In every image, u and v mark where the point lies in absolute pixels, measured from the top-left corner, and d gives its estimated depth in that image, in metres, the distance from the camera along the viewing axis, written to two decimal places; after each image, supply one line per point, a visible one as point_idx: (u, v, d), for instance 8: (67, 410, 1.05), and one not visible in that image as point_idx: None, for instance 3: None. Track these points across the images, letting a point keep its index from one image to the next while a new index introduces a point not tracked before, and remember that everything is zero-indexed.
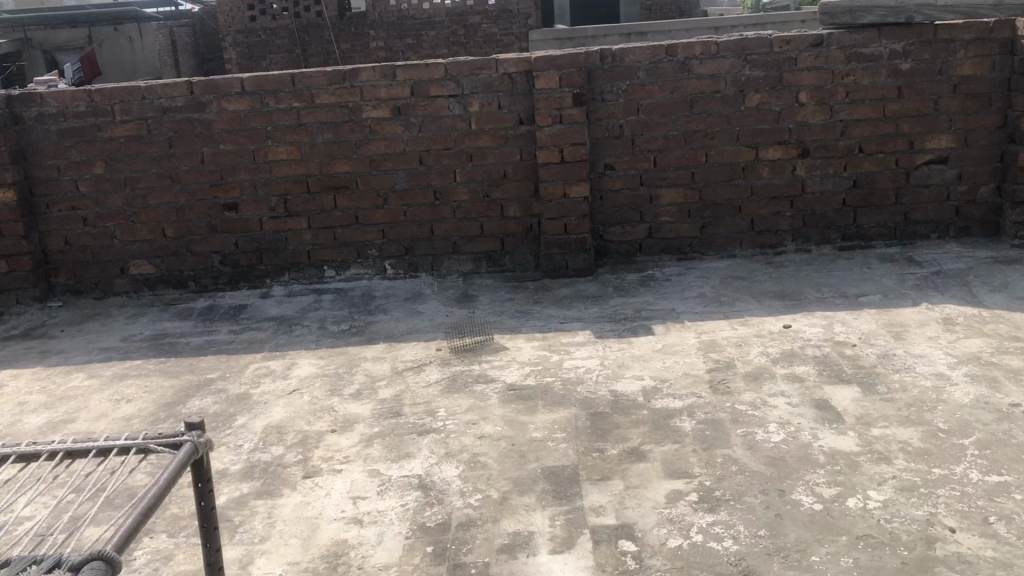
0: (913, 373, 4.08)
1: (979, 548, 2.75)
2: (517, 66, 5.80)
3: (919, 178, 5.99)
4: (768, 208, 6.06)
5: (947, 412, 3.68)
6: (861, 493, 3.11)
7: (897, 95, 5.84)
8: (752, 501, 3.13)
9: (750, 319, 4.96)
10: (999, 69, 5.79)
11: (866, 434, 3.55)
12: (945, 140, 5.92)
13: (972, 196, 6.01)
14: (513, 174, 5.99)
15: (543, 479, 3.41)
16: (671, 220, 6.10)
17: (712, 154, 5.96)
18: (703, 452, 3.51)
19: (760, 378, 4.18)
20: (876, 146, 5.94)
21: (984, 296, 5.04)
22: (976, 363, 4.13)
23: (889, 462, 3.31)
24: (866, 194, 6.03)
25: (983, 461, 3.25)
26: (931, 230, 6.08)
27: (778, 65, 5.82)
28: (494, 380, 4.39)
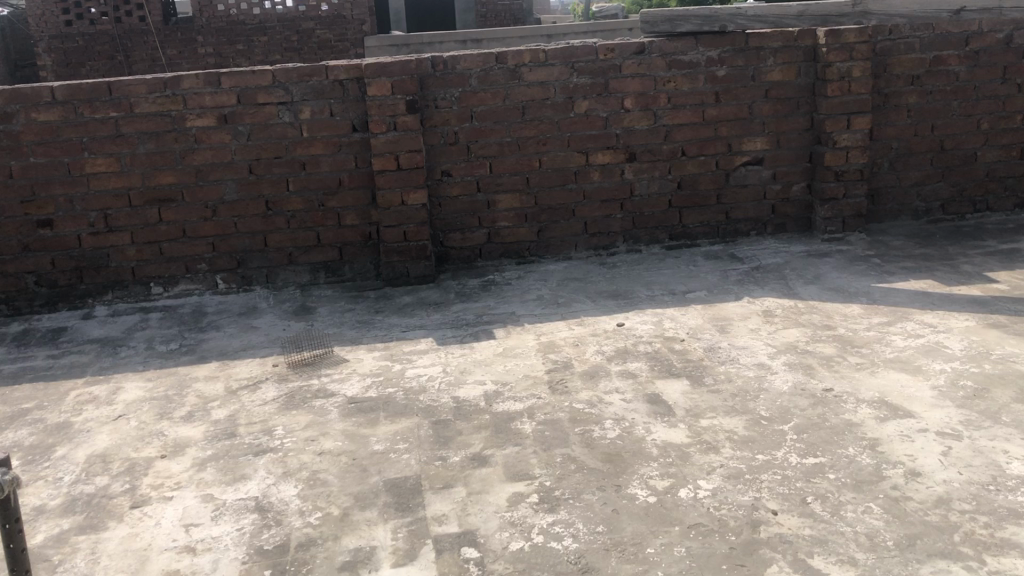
0: (737, 365, 4.29)
1: (798, 527, 2.92)
2: (348, 72, 5.71)
3: (738, 179, 6.32)
4: (600, 211, 6.24)
5: (768, 400, 3.89)
6: (692, 483, 3.24)
7: (715, 100, 6.14)
8: (590, 498, 3.20)
9: (586, 319, 5.09)
10: (805, 75, 6.19)
11: (695, 425, 3.70)
12: (760, 143, 6.26)
13: (786, 194, 6.39)
14: (348, 182, 5.90)
15: (385, 492, 3.37)
16: (509, 225, 6.17)
17: (545, 160, 6.08)
18: (543, 453, 3.56)
19: (596, 376, 4.28)
20: (697, 149, 6.22)
21: (799, 288, 5.37)
22: (793, 352, 4.38)
23: (716, 452, 3.46)
24: (691, 195, 6.30)
25: (801, 445, 3.46)
26: (751, 228, 6.43)
27: (603, 72, 6.00)
28: (334, 394, 4.31)
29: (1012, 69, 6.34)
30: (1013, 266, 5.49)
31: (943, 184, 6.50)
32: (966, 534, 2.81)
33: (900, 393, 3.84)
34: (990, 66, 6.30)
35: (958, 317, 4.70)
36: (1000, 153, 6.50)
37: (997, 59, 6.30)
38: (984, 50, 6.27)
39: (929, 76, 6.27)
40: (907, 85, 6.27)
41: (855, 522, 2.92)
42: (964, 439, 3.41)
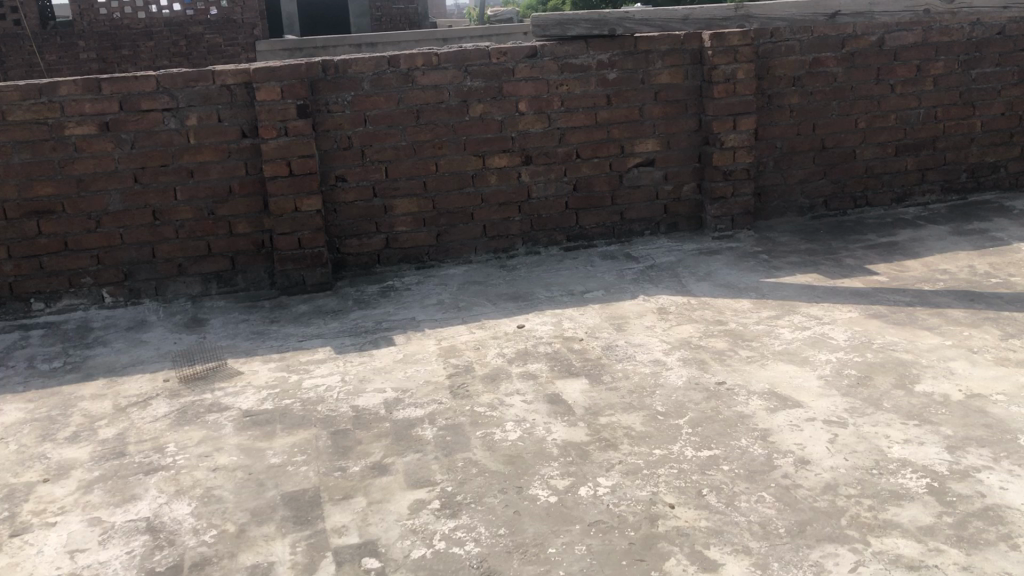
0: (634, 362, 4.36)
1: (694, 519, 2.98)
2: (235, 77, 5.57)
3: (631, 180, 6.43)
4: (498, 214, 6.25)
5: (664, 395, 3.97)
6: (591, 481, 3.27)
7: (606, 103, 6.23)
8: (491, 501, 3.20)
9: (486, 323, 5.09)
10: (692, 78, 6.34)
11: (594, 423, 3.75)
12: (651, 144, 6.39)
13: (678, 194, 6.54)
14: (239, 189, 5.76)
15: (283, 506, 3.29)
16: (406, 230, 6.13)
17: (441, 164, 6.06)
18: (444, 459, 3.54)
19: (497, 378, 4.29)
20: (591, 151, 6.30)
21: (692, 285, 5.49)
22: (687, 348, 4.48)
23: (615, 448, 3.51)
24: (587, 196, 6.38)
25: (696, 438, 3.54)
26: (645, 227, 6.56)
27: (496, 76, 6.02)
28: (229, 408, 4.19)
29: (884, 70, 6.64)
30: (891, 259, 5.74)
31: (825, 181, 6.76)
32: (852, 518, 2.92)
33: (789, 384, 3.97)
34: (865, 68, 6.58)
35: (841, 309, 4.89)
36: (877, 151, 6.80)
37: (870, 61, 6.58)
38: (858, 52, 6.55)
39: (809, 77, 6.51)
40: (789, 87, 6.49)
41: (749, 512, 3.00)
42: (849, 426, 3.54)
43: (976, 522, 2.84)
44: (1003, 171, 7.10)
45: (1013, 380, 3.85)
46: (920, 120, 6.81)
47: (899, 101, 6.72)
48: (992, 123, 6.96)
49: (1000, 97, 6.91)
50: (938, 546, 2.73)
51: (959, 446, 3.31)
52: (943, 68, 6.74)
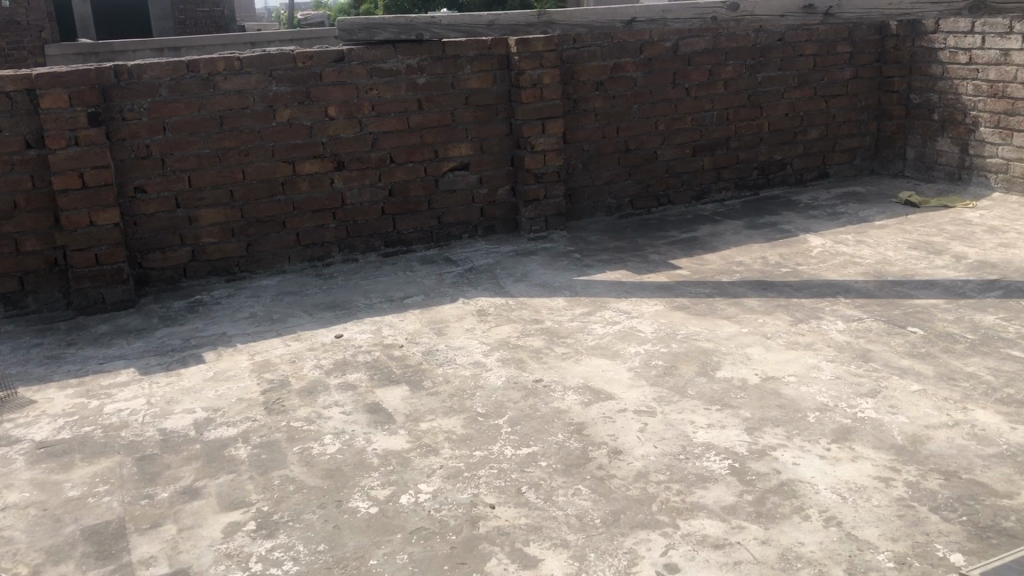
0: (454, 366, 4.37)
1: (514, 518, 3.02)
2: (16, 84, 5.17)
3: (446, 185, 6.46)
4: (311, 222, 6.11)
5: (484, 396, 4.00)
6: (412, 488, 3.26)
7: (417, 108, 6.23)
8: (310, 518, 3.12)
9: (302, 334, 4.96)
10: (501, 82, 6.44)
11: (415, 430, 3.73)
12: (464, 148, 6.44)
13: (493, 197, 6.62)
14: (26, 204, 5.34)
15: (84, 542, 3.08)
16: (215, 241, 5.88)
17: (249, 171, 5.86)
18: (260, 478, 3.42)
19: (314, 391, 4.19)
20: (405, 156, 6.27)
21: (509, 286, 5.58)
22: (505, 348, 4.54)
23: (435, 453, 3.51)
24: (402, 202, 6.35)
25: (515, 437, 3.59)
26: (462, 231, 6.60)
27: (303, 81, 5.89)
28: (20, 440, 3.87)
29: (680, 75, 6.98)
30: (693, 253, 6.05)
31: (631, 181, 7.04)
32: (662, 503, 3.04)
33: (601, 377, 4.10)
34: (662, 73, 6.91)
35: (649, 303, 5.10)
36: (676, 152, 7.14)
37: (667, 66, 6.91)
38: (655, 58, 6.86)
39: (611, 82, 6.76)
40: (593, 91, 6.72)
41: (566, 506, 3.07)
42: (658, 414, 3.70)
43: (773, 497, 3.03)
44: (789, 168, 7.63)
45: (803, 362, 4.14)
46: (714, 122, 7.22)
47: (694, 104, 7.10)
48: (778, 123, 7.46)
49: (784, 99, 7.41)
50: (740, 523, 2.89)
51: (757, 427, 3.53)
52: (732, 72, 7.16)
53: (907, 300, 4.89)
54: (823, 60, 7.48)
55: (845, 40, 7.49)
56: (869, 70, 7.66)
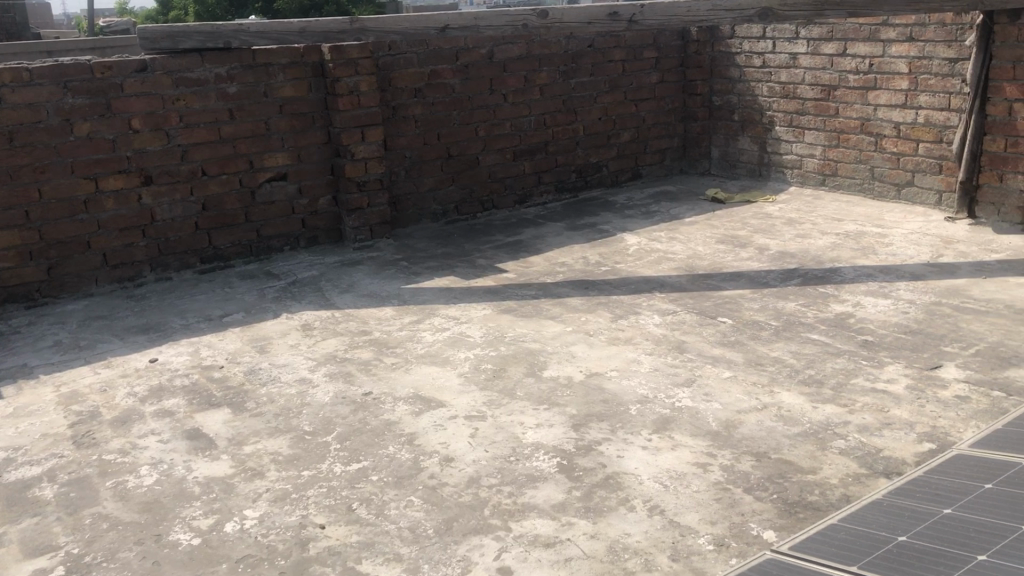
0: (278, 384, 4.24)
1: (346, 536, 2.96)
2: None
3: (264, 196, 6.26)
4: (119, 240, 5.77)
5: (311, 413, 3.90)
6: (238, 515, 3.13)
7: (229, 118, 6.01)
8: (126, 556, 2.93)
9: (112, 360, 4.67)
10: (316, 90, 6.31)
11: (239, 453, 3.59)
12: (281, 158, 6.26)
13: (314, 208, 6.48)
14: None
15: None
16: (10, 266, 5.45)
17: (46, 190, 5.47)
18: (69, 518, 3.19)
19: (128, 421, 3.95)
20: (218, 168, 6.04)
21: (334, 298, 5.47)
22: (332, 362, 4.45)
23: (261, 476, 3.38)
24: (217, 215, 6.10)
25: (344, 453, 3.51)
26: (283, 243, 6.42)
27: (102, 92, 5.56)
28: None
29: (496, 80, 7.07)
30: (518, 256, 6.15)
31: (454, 187, 7.07)
32: (494, 507, 3.06)
33: (431, 386, 4.08)
34: (479, 79, 6.98)
35: (476, 307, 5.13)
36: (497, 156, 7.23)
37: (483, 72, 6.98)
38: (471, 64, 6.91)
39: (429, 89, 6.77)
40: (411, 98, 6.70)
41: (399, 518, 3.03)
42: (488, 418, 3.72)
43: (600, 491, 3.11)
44: (605, 169, 7.89)
45: (624, 357, 4.28)
46: (531, 126, 7.36)
47: (511, 110, 7.20)
48: (592, 127, 7.70)
49: (596, 103, 7.66)
50: (569, 520, 2.95)
51: (583, 423, 3.62)
52: (546, 78, 7.32)
53: (717, 292, 5.15)
54: (632, 65, 7.76)
55: (650, 46, 7.81)
56: (674, 74, 8.02)
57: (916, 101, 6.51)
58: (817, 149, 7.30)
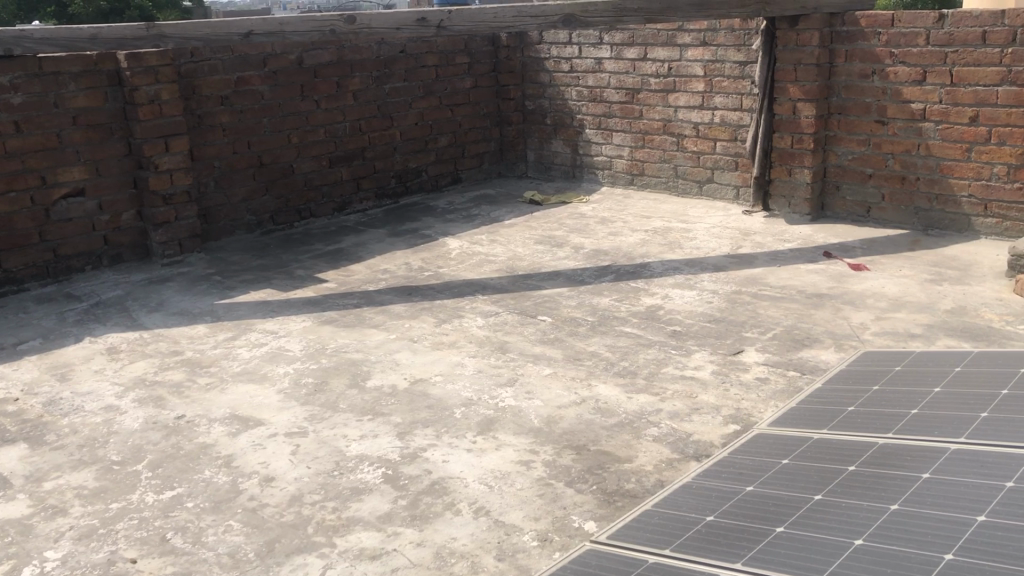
0: (82, 413, 3.97)
1: (159, 568, 2.81)
2: None
3: (60, 214, 5.85)
4: None
5: (119, 442, 3.67)
6: (38, 557, 2.90)
7: (15, 131, 5.57)
8: None
9: None
10: (112, 100, 5.96)
11: (38, 491, 3.33)
12: (77, 172, 5.87)
13: (116, 223, 6.12)
14: None
15: None
16: None
17: None
18: None
19: None
20: (5, 185, 5.58)
21: (142, 318, 5.19)
22: (141, 387, 4.21)
23: (64, 514, 3.16)
24: (6, 236, 5.64)
25: (156, 481, 3.34)
26: (84, 262, 6.03)
27: None
28: None
29: (307, 87, 6.93)
30: (337, 265, 6.04)
31: (268, 197, 6.88)
32: (317, 524, 2.99)
33: (248, 404, 3.94)
34: (289, 85, 6.81)
35: (295, 320, 5.00)
36: (312, 164, 7.09)
37: (293, 79, 6.82)
38: (280, 70, 6.74)
39: (236, 96, 6.54)
40: (218, 106, 6.45)
41: (216, 545, 2.91)
42: (310, 433, 3.64)
43: (425, 498, 3.10)
44: (424, 174, 7.89)
45: (447, 361, 4.29)
46: (346, 133, 7.25)
47: (324, 116, 7.08)
48: (409, 132, 7.68)
49: (411, 108, 7.65)
50: (395, 530, 2.93)
51: (408, 431, 3.60)
52: (359, 84, 7.24)
53: (536, 292, 5.26)
54: (444, 70, 7.81)
55: (461, 51, 7.88)
56: (487, 79, 8.13)
57: (712, 103, 6.88)
58: (625, 150, 7.58)
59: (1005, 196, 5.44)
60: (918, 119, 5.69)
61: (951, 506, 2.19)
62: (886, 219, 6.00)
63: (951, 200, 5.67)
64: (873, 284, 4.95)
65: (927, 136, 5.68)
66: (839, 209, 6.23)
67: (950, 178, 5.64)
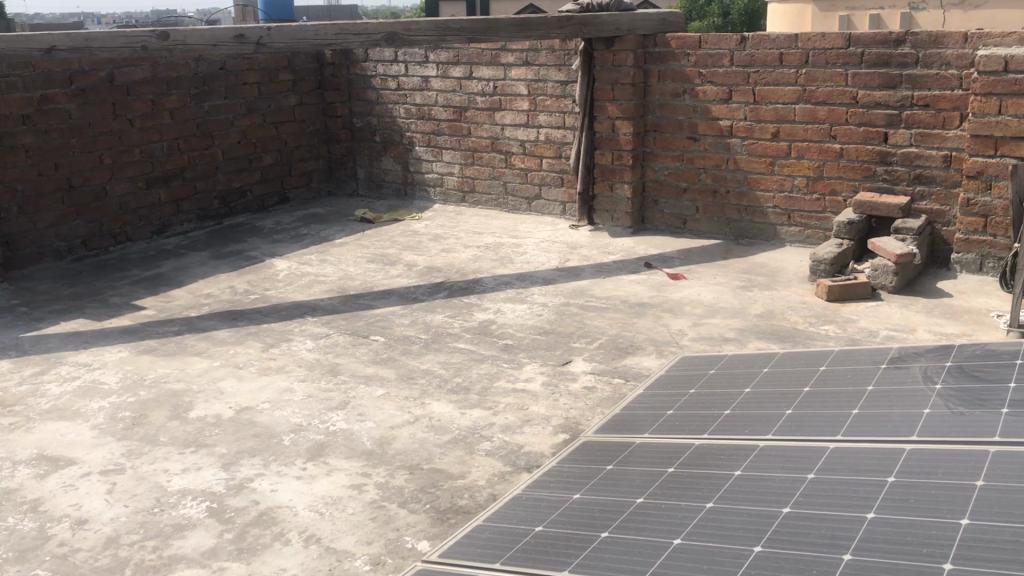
0: None
1: None
2: None
3: None
4: None
5: None
6: None
7: None
8: None
9: None
10: None
11: None
12: None
13: None
14: None
15: None
16: None
17: None
18: None
19: None
20: None
21: None
22: None
23: None
24: None
25: None
26: None
27: None
28: None
29: (120, 105, 6.60)
30: (157, 291, 5.77)
31: (79, 221, 6.49)
32: (136, 566, 2.84)
33: (58, 443, 3.69)
34: (99, 104, 6.46)
35: (110, 351, 4.73)
36: (127, 185, 6.75)
37: (103, 97, 6.48)
38: (88, 88, 6.39)
39: (40, 115, 6.15)
40: (18, 125, 6.03)
41: None
42: (127, 470, 3.45)
43: (253, 529, 3.00)
44: (249, 194, 7.67)
45: (276, 387, 4.17)
46: (164, 152, 6.95)
47: (139, 136, 6.76)
48: (231, 151, 7.44)
49: (234, 127, 7.42)
50: (221, 565, 2.81)
51: (234, 461, 3.47)
52: (177, 102, 6.97)
53: (367, 311, 5.20)
54: (267, 87, 7.63)
55: (285, 69, 7.73)
56: (312, 97, 8.00)
57: (537, 121, 7.04)
58: (454, 167, 7.64)
59: (806, 206, 5.83)
60: (726, 135, 6.03)
61: (759, 500, 2.32)
62: (701, 230, 6.33)
63: (758, 211, 6.04)
64: (691, 292, 5.20)
65: (734, 151, 6.03)
66: (659, 222, 6.51)
67: (757, 191, 6.00)
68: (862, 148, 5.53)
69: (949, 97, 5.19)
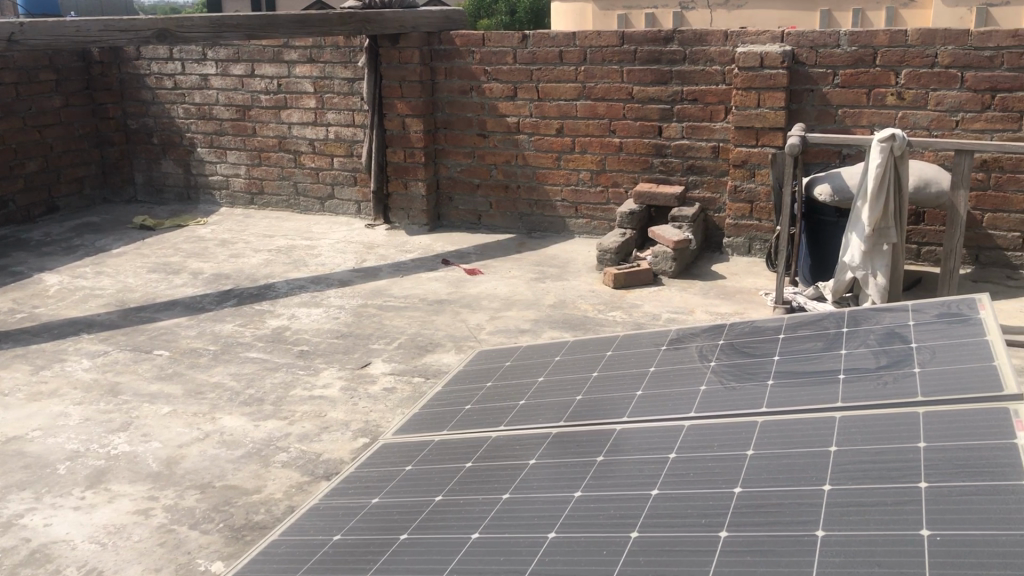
0: None
1: None
2: None
3: None
4: None
5: None
6: None
7: None
8: None
9: None
10: None
11: None
12: None
13: None
14: None
15: None
16: None
17: None
18: None
19: None
20: None
21: None
22: None
23: None
24: None
25: None
26: None
27: None
28: None
29: None
30: None
31: None
32: None
33: None
34: None
35: None
36: None
37: None
38: None
39: None
40: None
41: None
42: None
43: (24, 570, 2.76)
44: (12, 204, 7.05)
45: (48, 413, 3.85)
46: None
47: None
48: None
49: None
50: None
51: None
52: None
53: (150, 324, 4.91)
54: (26, 88, 7.04)
55: (46, 68, 7.16)
56: (79, 98, 7.46)
57: (325, 119, 6.89)
58: (241, 169, 7.36)
59: (591, 198, 6.06)
60: (514, 132, 6.15)
61: (552, 487, 2.38)
62: (495, 225, 6.44)
63: (548, 205, 6.21)
64: (486, 287, 5.27)
65: (522, 146, 6.16)
66: (453, 218, 6.56)
67: (545, 185, 6.17)
68: (640, 141, 5.80)
69: (714, 92, 5.53)
